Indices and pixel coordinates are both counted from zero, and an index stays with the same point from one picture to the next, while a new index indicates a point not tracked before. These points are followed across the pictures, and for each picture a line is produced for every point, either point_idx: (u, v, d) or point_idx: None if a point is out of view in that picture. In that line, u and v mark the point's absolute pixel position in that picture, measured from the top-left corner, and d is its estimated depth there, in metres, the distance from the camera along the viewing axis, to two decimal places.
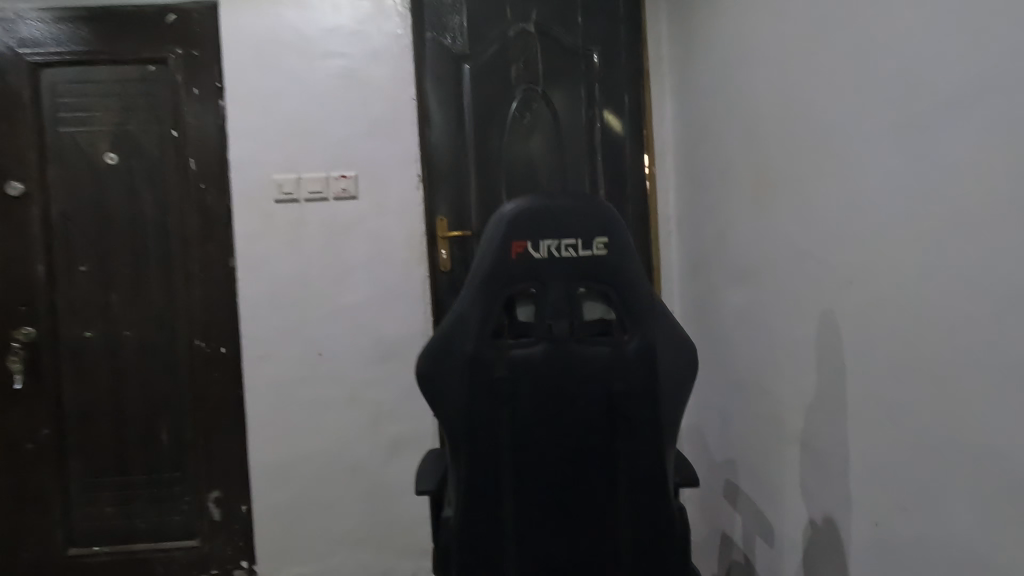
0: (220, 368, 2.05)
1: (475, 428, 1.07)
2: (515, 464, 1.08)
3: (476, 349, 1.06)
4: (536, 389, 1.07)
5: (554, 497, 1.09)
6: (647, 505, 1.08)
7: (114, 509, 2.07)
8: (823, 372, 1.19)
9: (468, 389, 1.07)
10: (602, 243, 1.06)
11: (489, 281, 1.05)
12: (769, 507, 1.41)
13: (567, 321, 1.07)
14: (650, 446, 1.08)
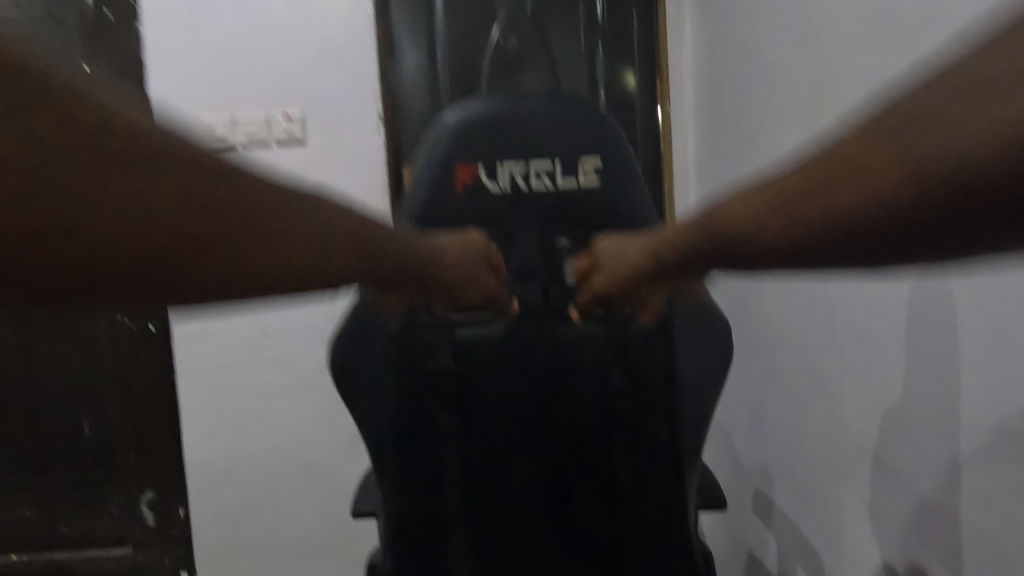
0: (151, 350, 1.63)
1: (408, 446, 0.72)
2: (463, 500, 0.73)
3: (403, 331, 0.71)
4: (500, 384, 0.73)
5: (522, 547, 0.74)
6: (657, 561, 0.73)
7: (33, 513, 1.75)
8: (858, 373, 0.80)
9: (397, 389, 0.71)
10: (593, 167, 0.69)
11: (423, 226, 0.68)
12: (787, 552, 1.01)
13: (541, 287, 0.73)
14: (663, 470, 0.73)
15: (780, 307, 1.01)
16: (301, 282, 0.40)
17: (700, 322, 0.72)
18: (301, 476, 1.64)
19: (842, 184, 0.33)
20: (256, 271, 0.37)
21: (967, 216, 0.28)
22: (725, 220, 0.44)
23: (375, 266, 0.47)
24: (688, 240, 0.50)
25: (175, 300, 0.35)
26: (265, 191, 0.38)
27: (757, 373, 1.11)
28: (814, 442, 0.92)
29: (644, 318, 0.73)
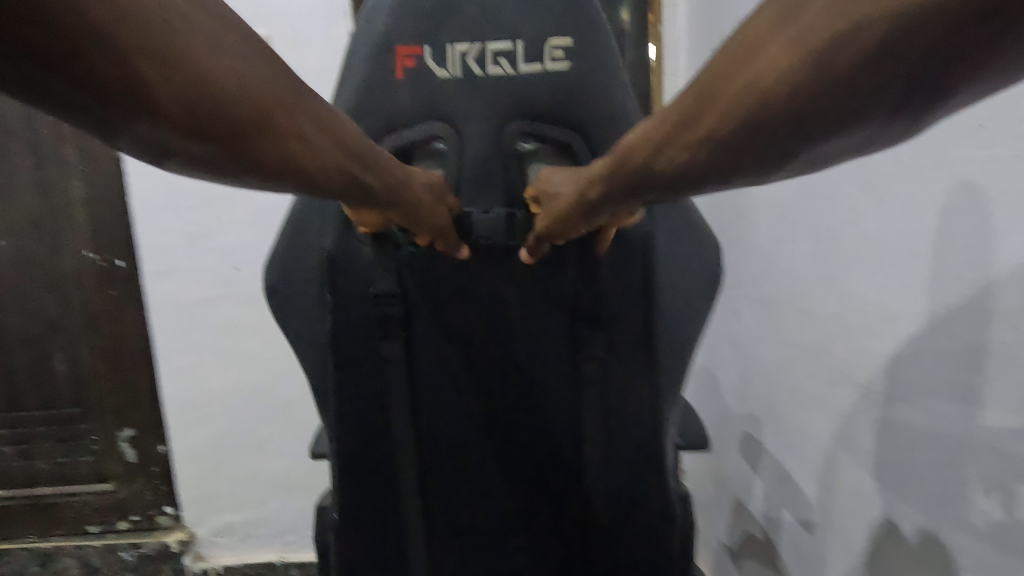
0: (120, 287, 1.48)
1: (349, 386, 0.61)
2: (417, 438, 0.65)
3: (338, 247, 0.59)
4: (453, 311, 0.63)
5: (484, 489, 0.68)
6: (633, 503, 0.66)
7: (10, 451, 1.58)
8: (847, 308, 0.73)
9: (332, 317, 0.60)
10: (560, 48, 0.58)
11: (360, 119, 0.57)
12: (777, 502, 0.94)
13: (500, 200, 0.61)
14: (642, 404, 0.65)
15: (769, 244, 0.93)
16: (263, 161, 0.40)
17: (681, 239, 0.66)
18: (280, 413, 1.53)
19: (745, 92, 0.33)
20: (226, 129, 0.37)
21: (877, 93, 0.28)
22: (642, 151, 0.43)
23: (340, 177, 0.46)
24: (608, 176, 0.49)
25: (127, 130, 0.33)
26: (258, 58, 0.38)
27: (745, 317, 1.04)
28: (803, 385, 0.85)
29: (603, 244, 0.63)
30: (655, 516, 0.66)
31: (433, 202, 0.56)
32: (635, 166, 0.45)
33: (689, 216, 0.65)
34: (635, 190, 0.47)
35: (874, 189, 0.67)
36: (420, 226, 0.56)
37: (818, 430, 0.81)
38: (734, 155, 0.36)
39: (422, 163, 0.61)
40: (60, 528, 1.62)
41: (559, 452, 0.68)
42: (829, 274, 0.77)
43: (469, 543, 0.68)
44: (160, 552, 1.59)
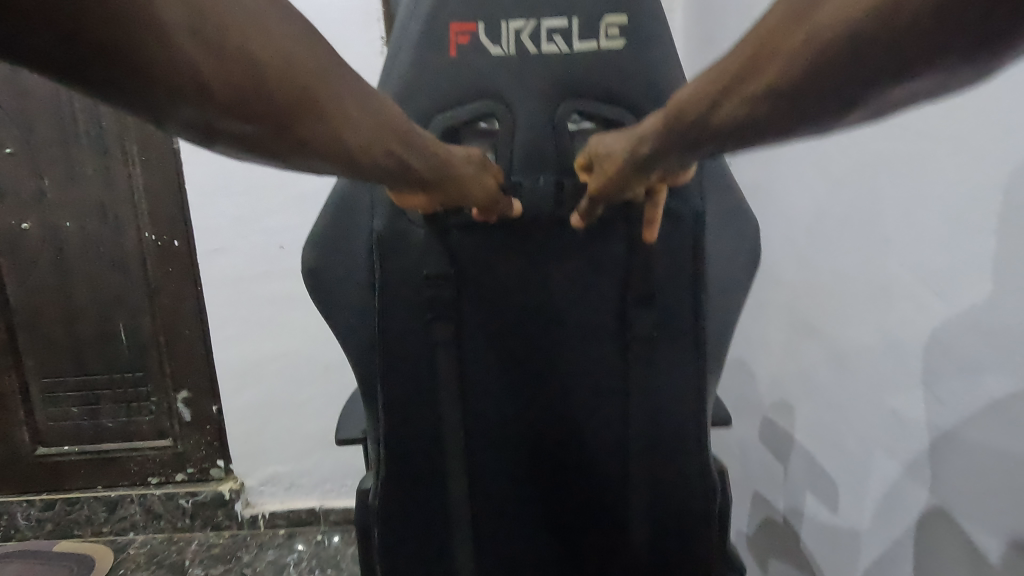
0: (178, 266, 1.55)
1: (397, 367, 0.62)
2: (464, 422, 0.66)
3: (387, 229, 0.59)
4: (498, 294, 0.63)
5: (522, 470, 0.69)
6: (670, 479, 0.68)
7: (78, 411, 1.65)
8: (863, 288, 0.76)
9: (383, 299, 0.60)
10: (615, 26, 0.57)
11: (411, 99, 0.57)
12: (803, 499, 0.92)
13: (553, 180, 0.61)
14: (686, 382, 0.67)
15: (777, 233, 0.96)
16: (307, 141, 0.40)
17: (728, 217, 0.66)
18: (321, 377, 1.59)
19: (802, 46, 0.34)
20: (270, 109, 0.36)
21: (934, 47, 0.28)
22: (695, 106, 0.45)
23: (382, 156, 0.46)
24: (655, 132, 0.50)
25: (173, 110, 0.32)
26: (303, 36, 0.37)
27: (753, 305, 1.06)
28: (817, 364, 0.88)
29: (648, 237, 0.62)
30: (694, 490, 0.69)
31: (472, 174, 0.55)
32: (685, 122, 0.47)
33: (735, 198, 0.65)
34: (691, 146, 0.48)
35: (888, 175, 0.71)
36: (461, 198, 0.56)
37: (834, 407, 0.84)
38: (791, 110, 0.37)
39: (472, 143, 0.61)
40: (123, 479, 1.71)
41: (599, 434, 0.69)
42: (844, 257, 0.80)
43: (506, 526, 0.69)
44: (214, 500, 1.70)
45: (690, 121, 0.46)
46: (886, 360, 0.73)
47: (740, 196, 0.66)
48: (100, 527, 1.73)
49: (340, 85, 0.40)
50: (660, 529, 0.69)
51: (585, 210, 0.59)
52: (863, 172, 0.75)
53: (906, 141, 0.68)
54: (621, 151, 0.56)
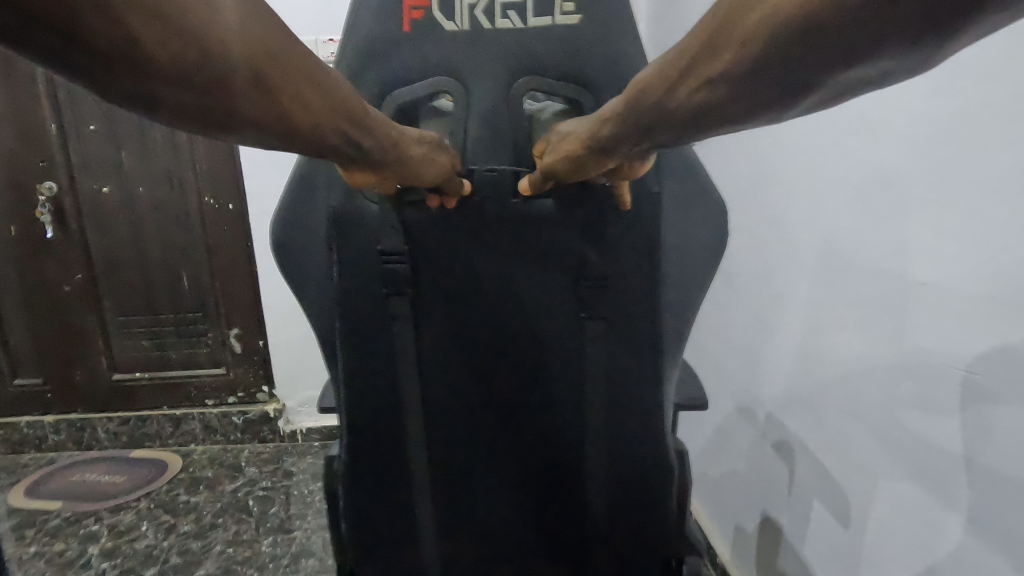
0: (233, 227, 1.69)
1: (358, 343, 0.65)
2: (424, 395, 0.69)
3: (344, 206, 0.62)
4: (456, 274, 0.66)
5: (483, 447, 0.72)
6: (630, 461, 0.71)
7: (149, 345, 1.83)
8: (872, 277, 0.73)
9: (343, 270, 0.63)
10: (572, 1, 0.56)
11: (362, 77, 0.57)
12: (806, 505, 0.90)
13: (509, 167, 0.62)
14: (647, 369, 0.68)
15: (782, 216, 0.93)
16: (252, 118, 0.38)
17: (691, 204, 0.66)
18: None
19: (762, 25, 0.36)
20: (220, 85, 0.34)
21: (888, 23, 0.30)
22: (660, 85, 0.47)
23: (337, 142, 0.46)
24: (623, 116, 0.52)
25: (131, 87, 0.31)
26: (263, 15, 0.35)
27: (753, 288, 1.04)
28: (816, 352, 0.85)
29: (621, 204, 0.64)
30: (653, 468, 0.71)
31: (424, 152, 0.56)
32: (651, 103, 0.48)
33: (698, 179, 0.65)
34: (649, 128, 0.51)
35: (903, 165, 0.68)
36: (416, 178, 0.57)
37: (837, 405, 0.81)
38: (755, 89, 0.40)
39: (429, 121, 0.62)
40: (185, 400, 1.88)
41: (556, 415, 0.71)
42: (853, 246, 0.76)
43: (469, 500, 0.73)
44: (261, 418, 1.87)
45: (654, 101, 0.48)
46: (889, 352, 0.71)
47: (705, 178, 0.66)
48: (167, 440, 1.91)
49: (305, 77, 0.40)
50: (624, 506, 0.72)
51: (535, 179, 0.61)
52: (879, 161, 0.71)
53: (918, 123, 0.66)
54: (586, 130, 0.57)
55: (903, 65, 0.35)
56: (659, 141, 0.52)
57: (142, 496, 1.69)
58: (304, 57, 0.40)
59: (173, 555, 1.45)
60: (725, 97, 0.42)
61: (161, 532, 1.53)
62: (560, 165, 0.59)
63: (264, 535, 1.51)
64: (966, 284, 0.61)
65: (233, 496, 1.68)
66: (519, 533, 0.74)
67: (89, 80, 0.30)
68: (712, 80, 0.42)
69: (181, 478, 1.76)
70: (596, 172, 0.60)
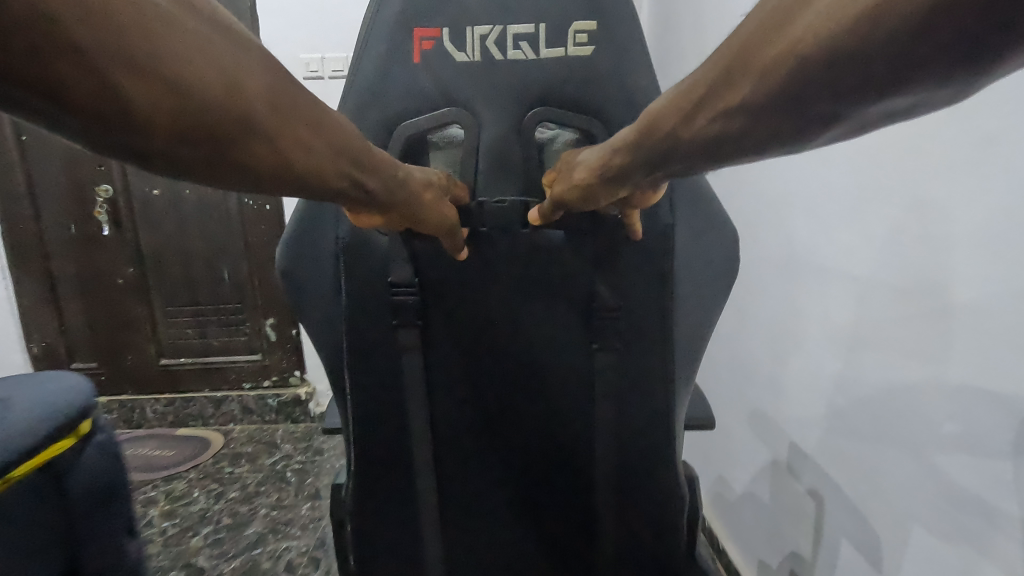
0: (270, 227, 1.79)
1: (366, 372, 0.66)
2: (432, 425, 0.69)
3: (354, 238, 0.63)
4: (464, 306, 0.66)
5: (490, 476, 0.72)
6: (641, 492, 0.70)
7: (192, 333, 1.90)
8: (913, 303, 0.69)
9: (354, 303, 0.64)
10: (582, 33, 0.57)
11: (372, 109, 0.58)
12: (839, 545, 0.86)
13: (520, 198, 0.62)
14: (659, 400, 0.67)
15: (807, 234, 0.89)
16: (250, 166, 0.38)
17: (703, 233, 0.64)
18: None
19: (789, 54, 0.34)
20: (209, 133, 0.34)
21: (932, 50, 0.28)
22: (674, 116, 0.45)
23: (340, 177, 0.46)
24: (637, 145, 0.50)
25: (126, 144, 0.31)
26: (242, 53, 0.35)
27: (779, 314, 1.00)
28: (846, 378, 0.82)
29: (633, 235, 0.63)
30: (665, 497, 0.69)
31: (434, 199, 0.57)
32: (666, 133, 0.47)
33: (715, 211, 0.63)
34: (663, 158, 0.49)
35: (956, 198, 0.63)
36: (421, 224, 0.58)
37: (878, 445, 0.77)
38: (774, 117, 0.38)
39: (438, 152, 0.63)
40: (224, 384, 1.95)
41: (563, 445, 0.71)
42: (891, 271, 0.72)
43: (476, 528, 0.73)
44: (294, 400, 1.94)
45: (669, 131, 0.46)
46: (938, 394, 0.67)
47: (721, 208, 0.64)
48: (208, 421, 1.98)
49: (299, 115, 0.40)
50: (635, 536, 0.71)
51: (546, 210, 0.60)
52: (930, 192, 0.66)
53: (960, 142, 0.62)
54: (597, 159, 0.55)
55: (938, 95, 0.33)
56: (673, 171, 0.50)
57: (190, 467, 1.75)
58: (296, 96, 0.40)
59: (226, 516, 1.52)
60: (746, 126, 0.40)
61: (212, 496, 1.61)
62: (571, 194, 0.58)
63: (304, 500, 1.58)
64: (1018, 319, 0.57)
65: (272, 467, 1.74)
66: (529, 557, 0.74)
67: (81, 135, 0.30)
68: (730, 108, 0.40)
69: (225, 453, 1.82)
70: (607, 201, 0.58)
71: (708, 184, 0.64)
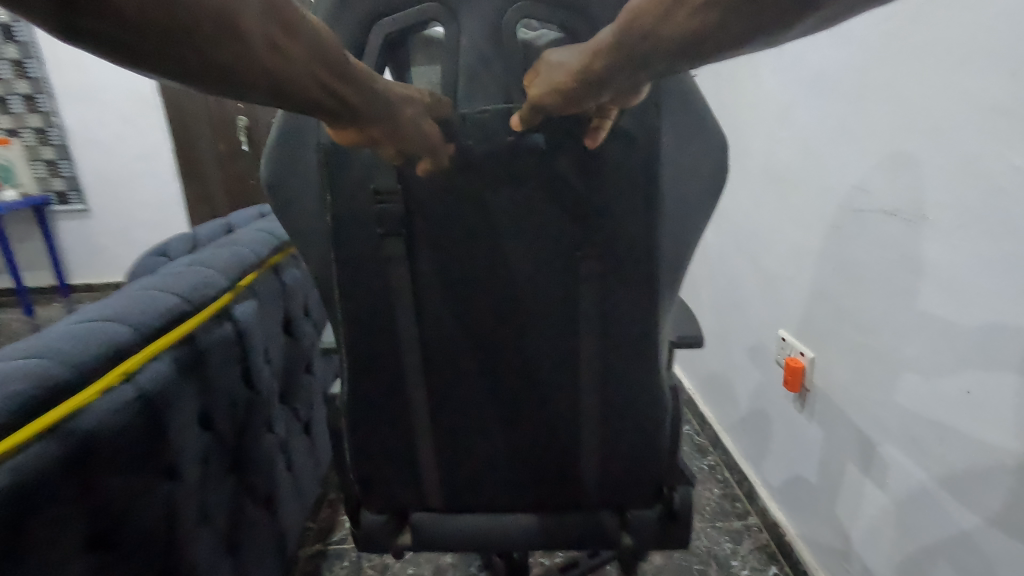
0: None
1: (354, 286, 0.67)
2: (420, 333, 0.71)
3: (335, 144, 0.62)
4: (446, 224, 0.66)
5: (478, 387, 0.75)
6: (626, 400, 0.73)
7: None
8: (962, 283, 0.80)
9: (339, 215, 0.65)
10: None
11: (347, 5, 0.56)
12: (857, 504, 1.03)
13: (503, 104, 0.61)
14: (641, 313, 0.68)
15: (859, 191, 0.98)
16: (232, 70, 0.39)
17: (685, 137, 0.64)
18: None
19: None
20: (185, 35, 0.35)
21: None
22: (645, 20, 0.44)
23: (332, 96, 0.49)
24: (610, 49, 0.49)
25: (95, 25, 0.32)
26: None
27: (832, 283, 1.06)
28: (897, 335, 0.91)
29: (591, 145, 0.62)
30: (645, 401, 0.73)
31: (414, 115, 0.58)
32: (637, 37, 0.46)
33: (699, 118, 0.63)
34: (640, 62, 0.48)
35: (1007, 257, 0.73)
36: (403, 141, 0.58)
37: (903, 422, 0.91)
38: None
39: (420, 52, 0.63)
40: None
41: (550, 355, 0.73)
42: (952, 248, 0.81)
43: (467, 439, 0.77)
44: None
45: (641, 32, 0.45)
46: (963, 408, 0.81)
47: (707, 113, 0.63)
48: None
49: (286, 27, 0.42)
50: (614, 440, 0.75)
51: (526, 113, 0.59)
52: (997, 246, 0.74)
53: None
54: (574, 63, 0.54)
55: None
56: (652, 74, 0.50)
57: None
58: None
59: None
60: (728, 11, 0.39)
61: None
62: (550, 98, 0.57)
63: None
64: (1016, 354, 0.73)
65: None
66: (517, 456, 0.78)
67: (46, 15, 0.30)
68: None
69: None
70: (587, 106, 0.58)
71: (694, 83, 0.62)
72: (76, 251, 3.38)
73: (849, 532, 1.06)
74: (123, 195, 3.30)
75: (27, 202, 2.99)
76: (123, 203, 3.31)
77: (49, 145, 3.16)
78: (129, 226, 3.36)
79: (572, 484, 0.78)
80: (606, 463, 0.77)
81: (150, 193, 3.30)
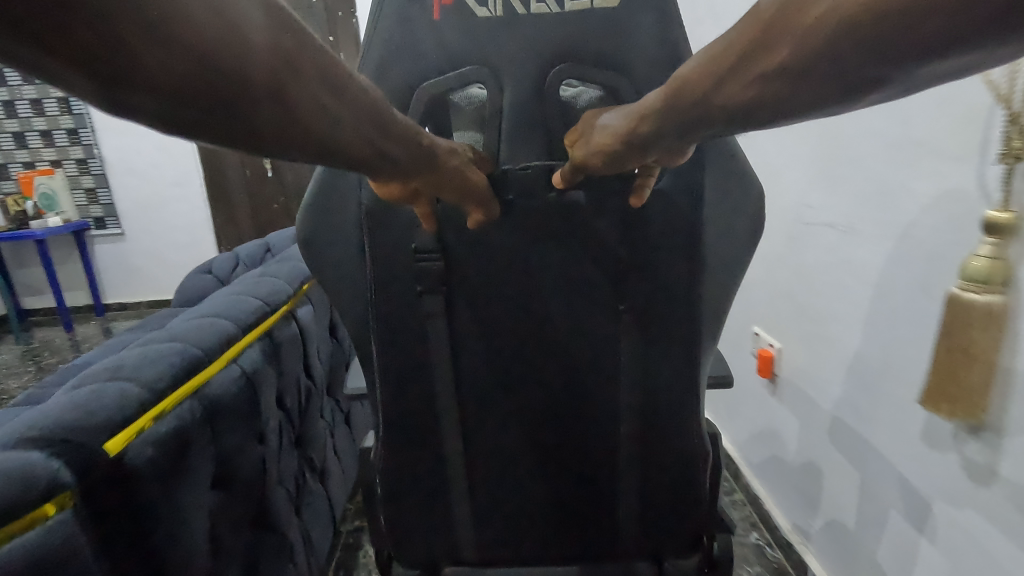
0: None
1: (391, 342, 0.67)
2: (457, 388, 0.70)
3: (376, 203, 0.63)
4: (484, 280, 0.66)
5: (514, 441, 0.73)
6: (667, 454, 0.71)
7: None
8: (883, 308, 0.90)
9: (378, 272, 0.64)
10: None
11: (392, 69, 0.57)
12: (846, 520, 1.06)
13: (544, 162, 0.61)
14: (683, 367, 0.67)
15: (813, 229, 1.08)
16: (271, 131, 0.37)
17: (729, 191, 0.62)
18: None
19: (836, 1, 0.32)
20: (225, 103, 0.33)
21: None
22: (699, 85, 0.43)
23: (399, 144, 0.50)
24: (660, 110, 0.48)
25: (132, 103, 0.30)
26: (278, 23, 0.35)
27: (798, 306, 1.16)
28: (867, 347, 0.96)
29: (635, 203, 0.62)
30: (687, 455, 0.71)
31: (459, 165, 0.57)
32: (691, 100, 0.45)
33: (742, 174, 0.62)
34: (691, 124, 0.47)
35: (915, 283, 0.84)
36: (446, 188, 0.58)
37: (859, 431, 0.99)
38: (816, 77, 0.36)
39: (461, 110, 0.63)
40: None
41: (588, 408, 0.71)
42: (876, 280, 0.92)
43: (502, 494, 0.75)
44: None
45: (694, 98, 0.44)
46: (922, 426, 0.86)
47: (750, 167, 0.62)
48: None
49: (335, 85, 0.41)
50: (654, 495, 0.73)
51: (569, 172, 0.59)
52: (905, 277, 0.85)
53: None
54: (621, 125, 0.53)
55: (1004, 54, 0.31)
56: (702, 135, 0.48)
57: None
58: (318, 59, 0.39)
59: None
60: (787, 88, 0.38)
61: None
62: (595, 159, 0.57)
63: None
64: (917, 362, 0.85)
65: None
66: (551, 510, 0.76)
67: (86, 91, 0.29)
68: (765, 73, 0.38)
69: None
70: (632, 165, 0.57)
71: (737, 139, 0.61)
72: (106, 274, 3.42)
73: (839, 545, 1.09)
74: (154, 221, 3.33)
75: (71, 228, 3.08)
76: (152, 227, 3.34)
77: (88, 173, 3.23)
78: (158, 250, 3.39)
79: (609, 537, 0.76)
80: (645, 517, 0.74)
81: (180, 218, 3.33)
